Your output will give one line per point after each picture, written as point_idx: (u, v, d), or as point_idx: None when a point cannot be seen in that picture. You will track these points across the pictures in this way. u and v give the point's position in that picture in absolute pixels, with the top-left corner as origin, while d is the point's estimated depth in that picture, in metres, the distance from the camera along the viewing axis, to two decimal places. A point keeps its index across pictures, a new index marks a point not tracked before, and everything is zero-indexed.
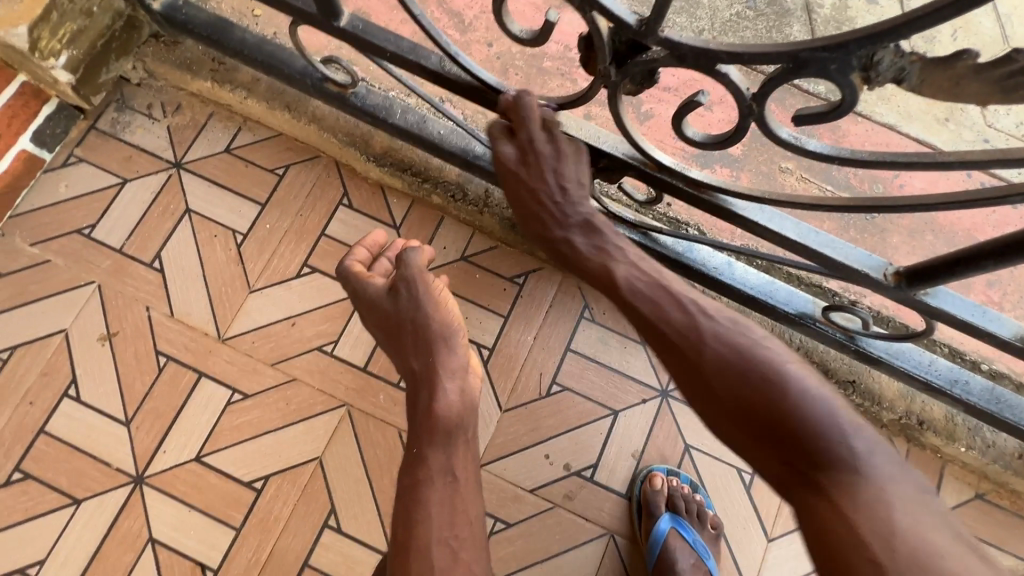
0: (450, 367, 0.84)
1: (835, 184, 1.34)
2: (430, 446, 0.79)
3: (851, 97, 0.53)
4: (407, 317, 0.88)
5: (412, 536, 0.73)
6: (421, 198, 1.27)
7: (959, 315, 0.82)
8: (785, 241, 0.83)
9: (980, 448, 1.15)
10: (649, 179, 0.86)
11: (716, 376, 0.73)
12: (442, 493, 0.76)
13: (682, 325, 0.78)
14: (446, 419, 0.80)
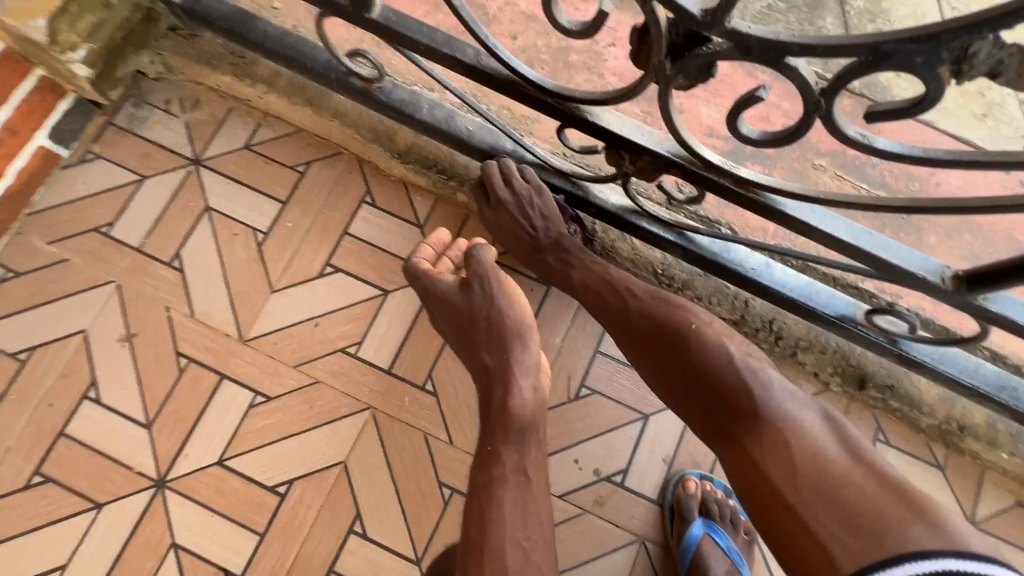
0: (523, 365, 0.91)
1: (870, 181, 1.30)
2: (505, 443, 0.85)
3: (937, 92, 0.50)
4: (480, 313, 0.97)
5: (488, 533, 0.78)
6: (445, 195, 1.24)
7: (1021, 321, 0.78)
8: (837, 243, 0.80)
9: (1022, 454, 1.13)
10: (693, 178, 0.83)
11: (658, 363, 0.86)
12: (514, 491, 0.82)
13: (625, 320, 0.91)
14: (521, 417, 0.86)
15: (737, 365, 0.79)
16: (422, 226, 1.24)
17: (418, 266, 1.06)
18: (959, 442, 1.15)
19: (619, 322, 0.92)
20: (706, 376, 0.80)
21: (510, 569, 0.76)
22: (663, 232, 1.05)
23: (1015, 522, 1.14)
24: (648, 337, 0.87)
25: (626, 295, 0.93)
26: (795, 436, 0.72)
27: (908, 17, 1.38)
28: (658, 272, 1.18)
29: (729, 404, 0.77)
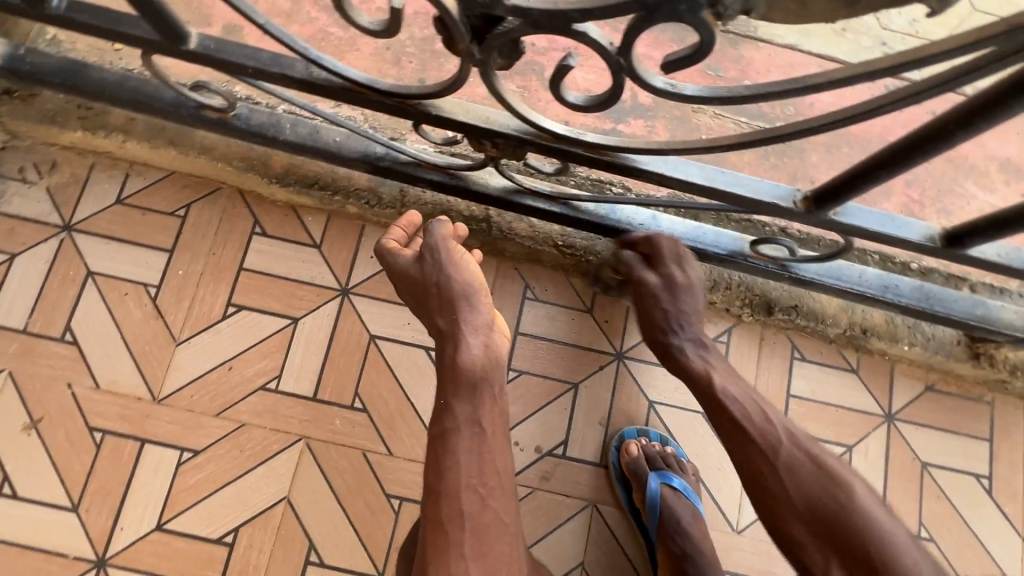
0: (473, 324, 0.85)
1: (748, 114, 1.34)
2: (457, 396, 0.81)
3: (707, 36, 0.51)
4: (431, 279, 0.88)
5: (443, 482, 0.77)
6: (336, 210, 1.22)
7: (871, 228, 0.82)
8: (693, 187, 0.82)
9: (922, 343, 1.21)
10: (548, 151, 0.84)
11: (772, 469, 0.82)
12: (470, 441, 0.80)
13: (722, 416, 0.87)
14: (472, 372, 0.81)
15: (839, 481, 0.80)
16: (320, 245, 1.22)
17: (388, 241, 0.95)
18: (866, 344, 1.22)
19: (737, 429, 0.85)
20: (816, 495, 0.79)
21: (466, 515, 0.76)
22: (549, 206, 1.07)
23: (927, 405, 1.23)
24: (758, 439, 0.84)
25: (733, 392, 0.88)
26: (873, 533, 0.76)
27: None
28: (559, 244, 1.19)
29: (828, 513, 0.78)
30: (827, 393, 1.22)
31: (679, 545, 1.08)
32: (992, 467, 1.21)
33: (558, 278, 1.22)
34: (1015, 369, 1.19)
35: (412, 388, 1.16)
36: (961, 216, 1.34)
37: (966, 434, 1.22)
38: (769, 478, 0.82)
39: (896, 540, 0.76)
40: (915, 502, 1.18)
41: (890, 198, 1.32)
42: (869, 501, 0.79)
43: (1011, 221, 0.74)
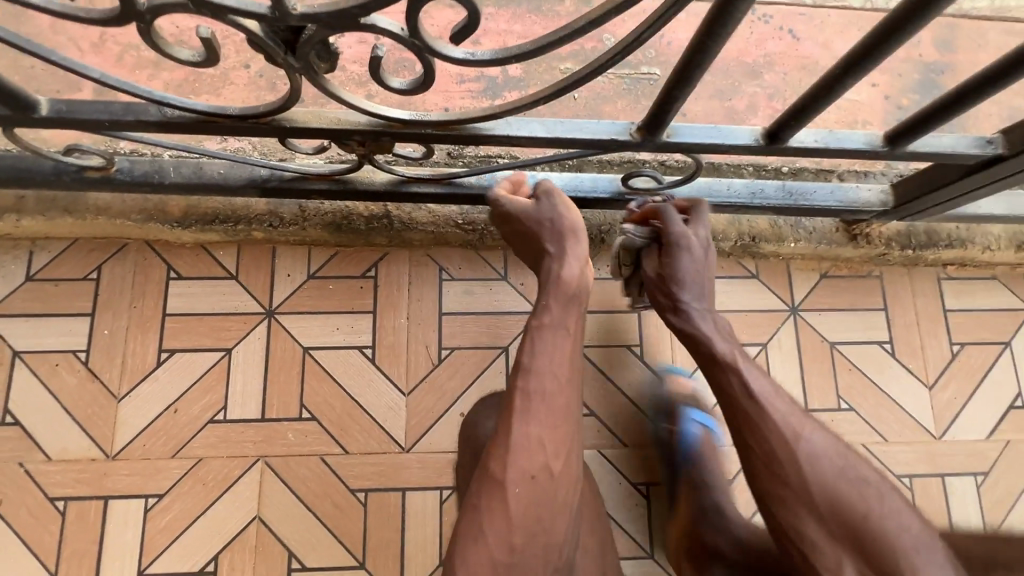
0: (576, 253, 0.96)
1: (613, 65, 1.43)
2: (554, 300, 0.91)
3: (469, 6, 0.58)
4: (546, 212, 0.99)
5: (535, 360, 0.85)
6: (244, 239, 1.26)
7: (701, 142, 0.90)
8: (540, 140, 0.90)
9: (806, 237, 1.31)
10: (403, 137, 0.90)
11: (767, 450, 0.85)
12: (563, 338, 0.88)
13: (720, 396, 0.92)
14: (570, 286, 0.92)
15: (841, 477, 0.82)
16: (237, 275, 1.26)
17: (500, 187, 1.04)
18: (759, 249, 1.32)
19: (734, 408, 0.90)
20: (825, 487, 0.81)
21: (546, 391, 0.83)
22: (435, 188, 1.13)
23: (825, 291, 1.34)
24: (756, 419, 0.87)
25: (727, 368, 0.93)
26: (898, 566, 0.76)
27: None
28: (460, 223, 1.26)
29: (839, 521, 0.80)
30: (735, 301, 1.32)
31: (703, 474, 1.18)
32: (891, 332, 1.34)
33: (468, 255, 1.30)
34: (889, 241, 1.31)
35: (354, 388, 1.23)
36: (822, 115, 1.47)
37: (864, 309, 1.34)
38: (776, 475, 0.84)
39: (875, 489, 0.81)
40: (831, 378, 1.30)
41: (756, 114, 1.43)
42: (881, 505, 0.80)
43: (806, 109, 0.83)
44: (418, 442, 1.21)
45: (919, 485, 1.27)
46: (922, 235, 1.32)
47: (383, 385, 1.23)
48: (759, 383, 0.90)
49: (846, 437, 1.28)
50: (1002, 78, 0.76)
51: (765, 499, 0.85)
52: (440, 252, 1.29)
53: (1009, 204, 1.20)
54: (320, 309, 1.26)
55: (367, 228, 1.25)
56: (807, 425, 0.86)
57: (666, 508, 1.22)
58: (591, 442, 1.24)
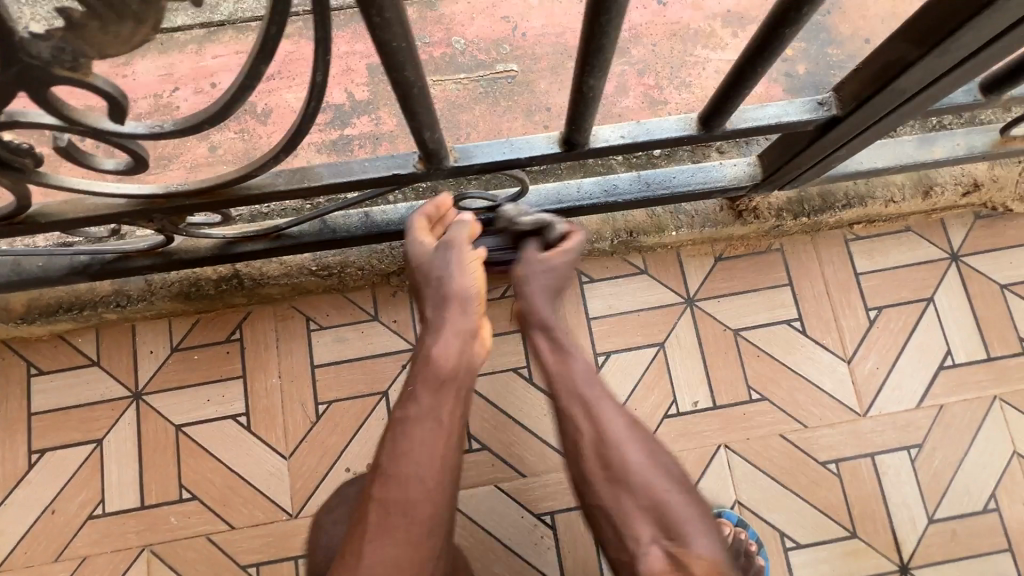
0: (456, 326, 0.83)
1: (465, 69, 1.34)
2: (423, 390, 0.80)
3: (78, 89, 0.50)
4: (436, 274, 0.86)
5: (394, 462, 0.76)
6: (99, 322, 1.21)
7: (491, 161, 0.81)
8: (317, 189, 0.81)
9: (688, 223, 1.20)
10: (173, 208, 0.83)
11: (583, 434, 0.84)
12: (431, 431, 0.78)
13: (557, 380, 0.89)
14: (440, 370, 0.80)
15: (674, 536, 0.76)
16: (99, 361, 1.21)
17: (417, 224, 0.92)
18: (640, 244, 1.22)
19: (569, 393, 0.87)
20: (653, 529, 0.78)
21: (409, 502, 0.75)
22: (265, 244, 1.06)
23: (722, 275, 1.24)
24: (584, 404, 0.85)
25: (568, 362, 0.89)
26: (687, 536, 0.76)
27: None
28: (314, 269, 1.19)
29: (648, 494, 0.79)
30: (626, 303, 1.23)
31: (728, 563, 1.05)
32: (799, 308, 1.23)
33: (335, 300, 1.23)
34: (780, 212, 1.20)
35: (233, 459, 1.17)
36: (699, 83, 1.35)
37: (766, 287, 1.24)
38: (603, 451, 0.82)
39: (693, 507, 0.79)
40: (737, 369, 1.21)
41: (626, 94, 1.32)
42: (686, 499, 0.80)
43: (578, 118, 0.72)
44: (305, 506, 1.16)
45: (848, 469, 1.17)
46: (816, 199, 1.21)
47: (262, 452, 1.18)
48: (590, 374, 0.88)
49: (762, 429, 1.19)
50: (778, 43, 0.64)
51: (586, 479, 0.83)
52: (305, 302, 1.23)
53: (895, 156, 1.09)
54: (188, 382, 1.20)
55: (218, 291, 1.18)
56: (633, 423, 0.85)
57: (575, 536, 1.14)
58: (487, 478, 1.16)
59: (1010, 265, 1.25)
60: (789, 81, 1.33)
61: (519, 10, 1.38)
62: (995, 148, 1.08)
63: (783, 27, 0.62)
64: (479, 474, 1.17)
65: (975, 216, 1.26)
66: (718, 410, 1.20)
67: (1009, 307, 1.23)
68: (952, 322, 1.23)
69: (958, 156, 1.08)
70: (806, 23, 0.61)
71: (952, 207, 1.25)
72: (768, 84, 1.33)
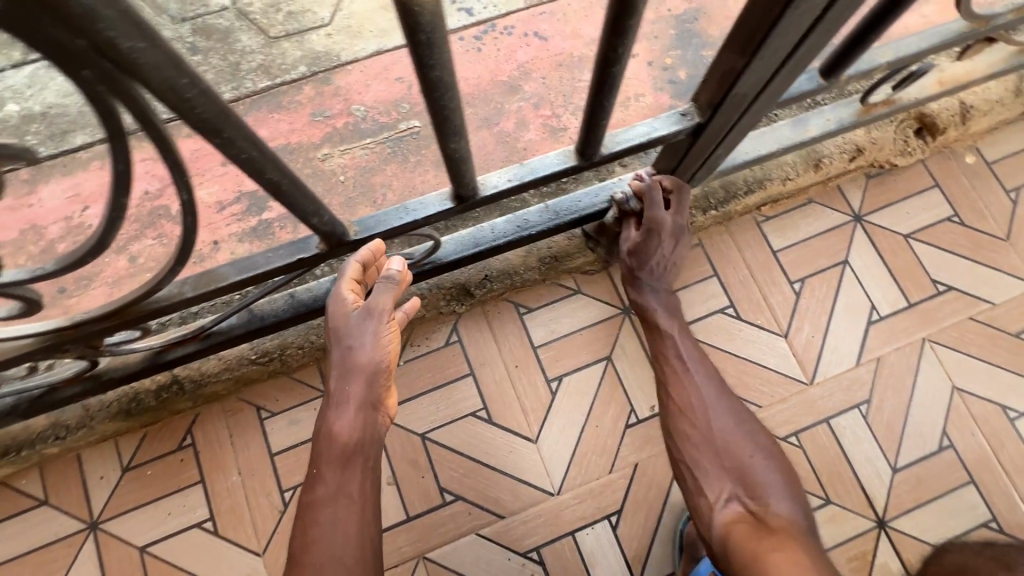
0: (364, 399, 0.85)
1: (370, 134, 1.38)
2: (333, 469, 0.84)
3: None
4: (347, 340, 0.85)
5: (309, 548, 0.80)
6: (41, 459, 1.17)
7: (388, 228, 0.84)
8: (227, 286, 0.83)
9: None
10: (83, 335, 0.82)
11: (696, 396, 0.97)
12: (346, 510, 0.83)
13: (664, 342, 1.05)
14: (342, 445, 0.84)
15: (753, 488, 0.87)
16: (47, 499, 1.16)
17: (347, 276, 0.86)
18: (567, 266, 1.26)
19: (665, 361, 1.03)
20: (740, 480, 0.88)
21: None
22: (194, 346, 1.06)
23: None
24: (683, 374, 1.00)
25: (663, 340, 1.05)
26: (765, 496, 0.86)
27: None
28: (254, 358, 1.19)
29: (730, 456, 0.91)
30: (567, 324, 1.26)
31: None
32: (729, 296, 1.29)
33: (282, 383, 1.22)
34: (689, 211, 1.27)
35: (205, 568, 1.14)
36: None
37: (694, 282, 1.29)
38: (686, 422, 0.95)
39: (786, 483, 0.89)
40: None
41: (528, 128, 1.39)
42: (757, 452, 0.91)
43: (457, 178, 0.76)
44: None
45: (808, 439, 1.21)
46: (717, 192, 1.28)
47: (234, 554, 1.14)
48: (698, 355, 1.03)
49: None
50: (611, 83, 0.69)
51: (675, 435, 0.96)
52: (252, 392, 1.22)
53: (776, 141, 1.17)
54: (146, 500, 1.17)
55: (160, 401, 1.17)
56: (727, 396, 0.97)
57: (564, 566, 1.14)
58: (466, 528, 1.15)
59: (907, 215, 1.34)
60: (674, 88, 1.42)
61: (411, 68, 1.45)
62: (861, 117, 1.17)
63: (607, 70, 0.66)
64: (458, 526, 1.15)
65: (866, 177, 1.36)
66: None
67: (915, 254, 1.32)
68: (869, 279, 1.30)
69: (831, 130, 1.17)
70: (627, 62, 0.65)
71: (844, 173, 1.35)
72: (655, 94, 1.42)
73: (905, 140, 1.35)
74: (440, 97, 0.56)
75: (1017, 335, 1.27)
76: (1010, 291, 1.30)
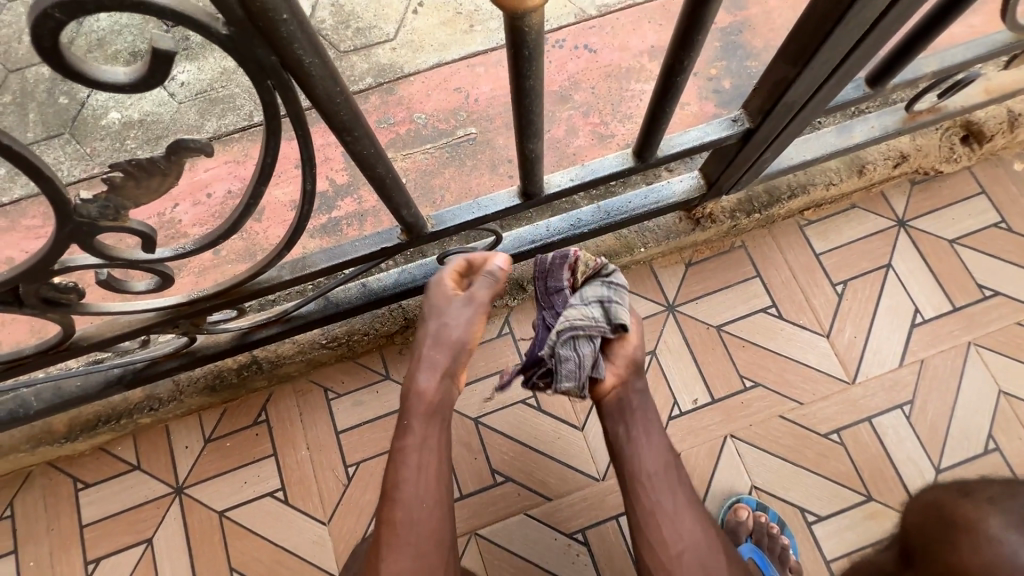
0: (450, 368, 0.92)
1: (430, 140, 1.49)
2: (418, 420, 0.91)
3: (137, 228, 0.65)
4: (442, 317, 0.91)
5: (398, 489, 0.88)
6: (135, 428, 1.30)
7: (461, 222, 0.93)
8: (319, 271, 0.93)
9: (652, 237, 1.32)
10: (195, 312, 0.94)
11: (678, 529, 0.88)
12: (431, 458, 0.91)
13: (641, 470, 0.92)
14: (429, 401, 0.91)
15: None
16: (140, 464, 1.29)
17: (451, 269, 0.94)
18: (614, 264, 1.33)
19: (634, 489, 0.91)
20: None
21: (413, 520, 0.86)
22: (276, 329, 1.17)
23: (695, 278, 1.35)
24: (663, 507, 0.89)
25: (647, 455, 0.92)
26: None
27: (372, 15, 1.63)
28: (324, 343, 1.29)
29: None
30: None
31: None
32: (772, 296, 1.33)
33: (347, 367, 1.33)
34: (733, 213, 1.32)
35: (276, 533, 1.24)
36: (640, 113, 1.51)
37: (736, 282, 1.34)
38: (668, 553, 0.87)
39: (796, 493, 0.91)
40: (727, 362, 1.29)
41: (577, 135, 1.48)
42: None
43: (528, 175, 0.84)
44: None
45: (850, 437, 1.23)
46: (763, 196, 1.32)
47: (302, 521, 1.24)
48: (651, 424, 0.94)
49: (762, 414, 1.26)
50: (674, 89, 0.77)
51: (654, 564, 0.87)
52: (321, 374, 1.32)
53: (821, 147, 1.21)
54: (225, 468, 1.28)
55: (240, 380, 1.28)
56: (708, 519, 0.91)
57: (608, 548, 1.19)
58: (516, 508, 1.23)
59: (952, 222, 1.36)
60: (718, 97, 1.49)
61: (469, 79, 1.55)
62: (906, 124, 1.21)
63: (673, 77, 0.75)
64: (507, 506, 1.23)
65: (911, 183, 1.39)
66: (716, 404, 1.27)
67: (960, 259, 1.34)
68: (912, 282, 1.33)
69: (875, 137, 1.22)
70: (690, 70, 0.75)
71: (888, 179, 1.38)
72: (700, 102, 1.48)
73: (951, 148, 1.38)
74: (528, 102, 0.65)
75: None
76: None
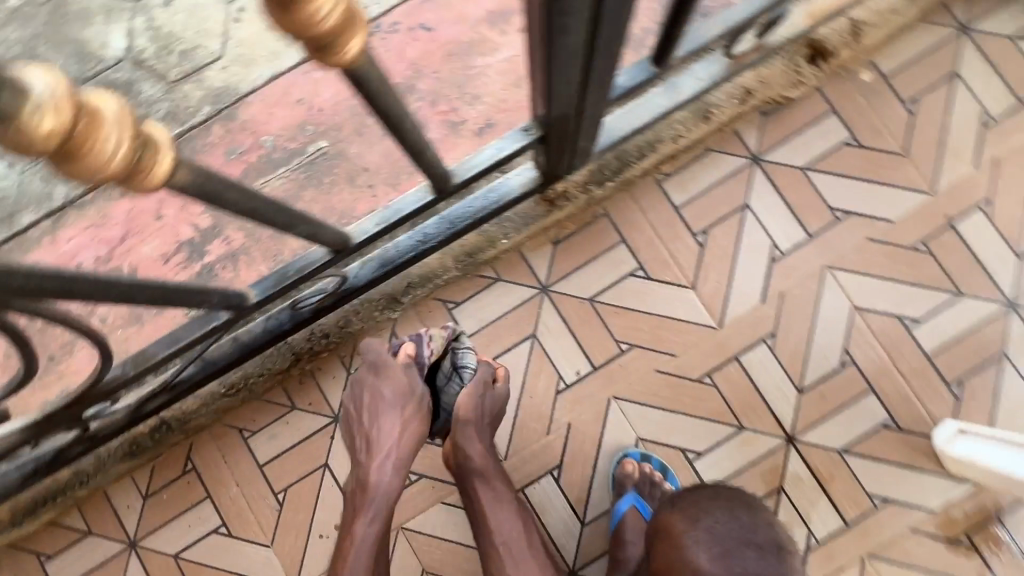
0: (409, 429, 1.15)
1: (283, 163, 1.45)
2: (372, 469, 1.13)
3: None
4: (403, 392, 1.15)
5: (359, 513, 1.11)
6: (75, 499, 1.39)
7: (273, 289, 1.03)
8: None
9: (511, 226, 1.33)
10: (58, 415, 0.99)
11: None
12: (386, 498, 1.13)
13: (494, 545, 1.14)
14: (386, 456, 1.13)
15: None
16: (91, 528, 1.40)
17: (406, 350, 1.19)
18: (482, 259, 1.36)
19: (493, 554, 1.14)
20: None
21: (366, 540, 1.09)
22: (164, 396, 1.22)
23: (564, 255, 1.39)
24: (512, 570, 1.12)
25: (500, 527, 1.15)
26: None
27: (194, 32, 1.52)
28: (224, 391, 1.35)
29: None
30: (491, 311, 1.38)
31: (622, 553, 1.27)
32: (638, 258, 1.38)
33: (255, 406, 1.40)
34: (586, 186, 1.32)
35: (228, 562, 1.38)
36: (490, 90, 1.45)
37: (603, 251, 1.38)
38: None
39: (719, 504, 1.06)
40: (604, 330, 1.37)
41: (429, 127, 1.44)
42: None
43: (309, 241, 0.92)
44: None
45: (720, 377, 1.34)
46: (613, 162, 1.31)
47: (249, 547, 1.38)
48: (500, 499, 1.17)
49: (640, 372, 1.35)
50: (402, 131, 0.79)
51: None
52: (232, 417, 1.40)
53: (651, 110, 1.20)
54: (169, 517, 1.40)
55: (156, 440, 1.36)
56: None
57: None
58: (433, 498, 1.36)
59: (804, 148, 1.38)
60: None
61: (309, 87, 1.48)
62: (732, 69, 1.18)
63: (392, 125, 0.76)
64: (426, 498, 1.36)
65: (762, 115, 1.38)
66: (598, 370, 1.36)
67: (813, 186, 1.37)
68: (770, 218, 1.37)
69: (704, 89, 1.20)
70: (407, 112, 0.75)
71: (739, 116, 1.37)
72: None
73: (796, 71, 1.35)
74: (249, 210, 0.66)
75: (915, 249, 1.34)
76: (906, 205, 1.35)
